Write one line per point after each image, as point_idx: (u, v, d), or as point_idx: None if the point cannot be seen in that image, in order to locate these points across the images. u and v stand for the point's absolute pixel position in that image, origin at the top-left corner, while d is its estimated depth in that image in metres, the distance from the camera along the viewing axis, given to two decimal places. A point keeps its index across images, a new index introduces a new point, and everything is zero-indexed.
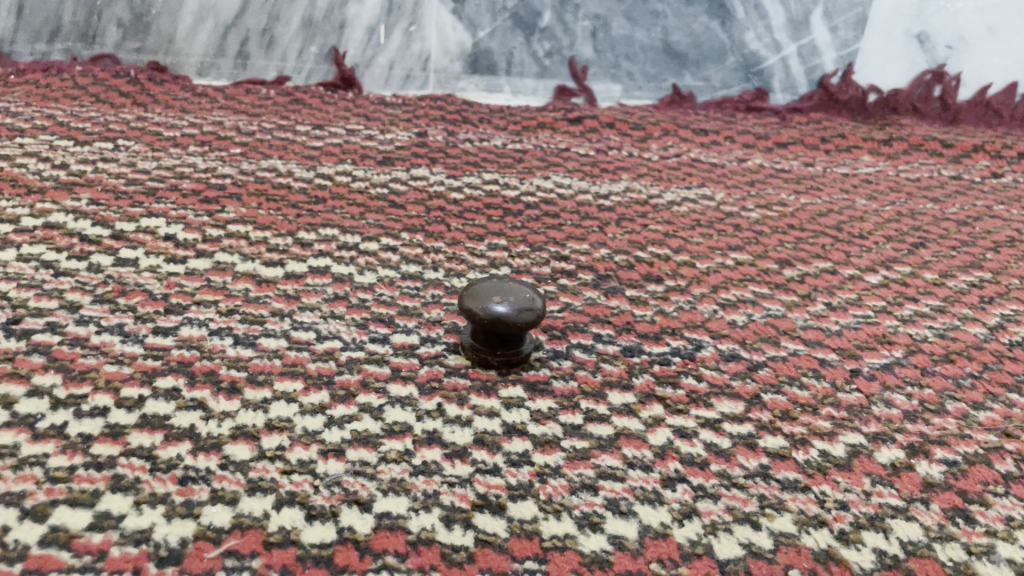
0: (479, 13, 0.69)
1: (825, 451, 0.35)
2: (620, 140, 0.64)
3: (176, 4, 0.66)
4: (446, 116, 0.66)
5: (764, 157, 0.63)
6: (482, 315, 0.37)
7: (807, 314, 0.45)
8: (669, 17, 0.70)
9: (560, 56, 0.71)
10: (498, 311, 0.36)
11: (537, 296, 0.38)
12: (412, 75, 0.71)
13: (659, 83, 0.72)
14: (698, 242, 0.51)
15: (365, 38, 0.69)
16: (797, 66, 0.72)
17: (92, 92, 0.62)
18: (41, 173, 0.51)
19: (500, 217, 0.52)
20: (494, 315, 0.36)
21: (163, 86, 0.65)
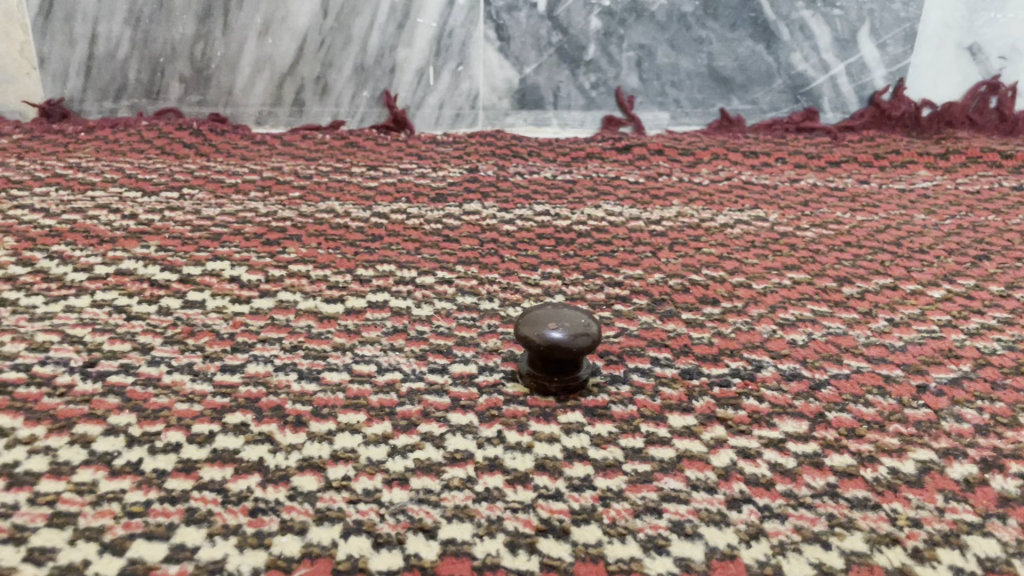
0: (525, 49, 0.70)
1: (894, 468, 0.34)
2: (669, 166, 0.65)
3: (234, 58, 0.69)
4: (496, 151, 0.67)
5: (818, 177, 0.63)
6: (538, 342, 0.37)
7: (869, 330, 0.44)
8: (714, 43, 0.70)
9: (606, 87, 0.72)
10: (553, 337, 0.37)
11: (593, 321, 0.38)
12: (462, 114, 0.73)
13: (706, 108, 0.72)
14: (754, 263, 0.51)
15: (414, 80, 0.71)
16: (846, 84, 0.71)
17: (157, 145, 0.65)
18: (112, 223, 0.53)
19: (553, 246, 0.53)
20: (550, 341, 0.37)
21: (225, 136, 0.68)
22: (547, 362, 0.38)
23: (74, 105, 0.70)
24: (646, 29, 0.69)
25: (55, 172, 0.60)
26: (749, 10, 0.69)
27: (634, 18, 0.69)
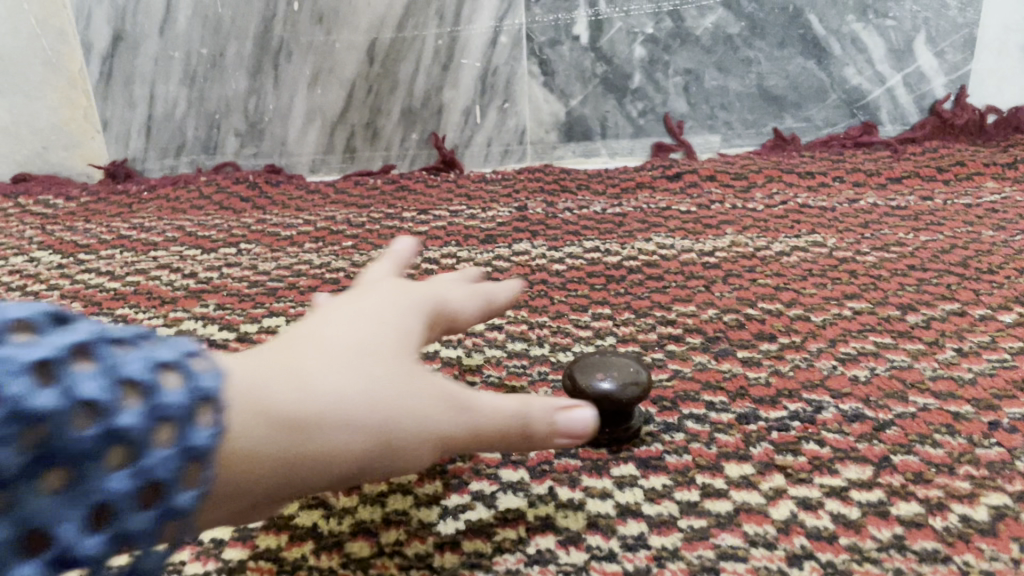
0: (570, 82, 0.70)
1: (966, 516, 0.33)
2: (722, 193, 0.63)
3: (286, 109, 0.71)
4: (545, 187, 0.67)
5: (878, 195, 0.61)
6: (586, 393, 0.36)
7: (936, 363, 0.42)
8: (763, 63, 0.68)
9: (654, 114, 0.71)
10: (601, 388, 0.36)
11: (642, 369, 0.37)
12: (511, 150, 0.73)
13: (758, 128, 0.71)
14: (812, 293, 0.49)
15: (462, 120, 0.71)
16: (905, 96, 0.69)
17: (216, 200, 0.67)
18: (173, 283, 0.55)
19: (603, 285, 0.52)
20: (599, 393, 0.36)
21: (280, 187, 0.69)
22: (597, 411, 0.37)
23: (137, 164, 0.73)
24: (692, 54, 0.68)
25: (119, 233, 0.62)
26: (798, 28, 0.67)
27: (679, 44, 0.68)
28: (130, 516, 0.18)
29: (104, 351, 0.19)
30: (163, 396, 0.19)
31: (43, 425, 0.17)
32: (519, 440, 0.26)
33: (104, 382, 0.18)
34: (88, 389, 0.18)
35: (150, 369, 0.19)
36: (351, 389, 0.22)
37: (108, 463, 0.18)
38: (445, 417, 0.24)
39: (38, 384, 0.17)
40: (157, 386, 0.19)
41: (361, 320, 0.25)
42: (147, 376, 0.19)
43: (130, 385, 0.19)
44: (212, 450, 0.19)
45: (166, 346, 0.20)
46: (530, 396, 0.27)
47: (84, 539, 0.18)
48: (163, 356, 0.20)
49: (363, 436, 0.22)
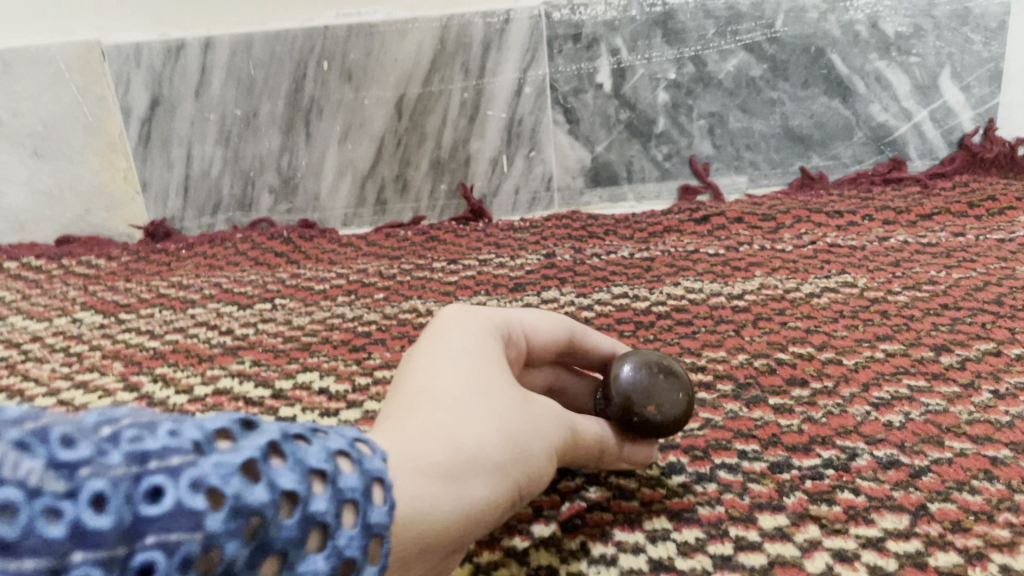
0: (594, 129, 0.71)
1: (1006, 566, 0.32)
2: (750, 234, 0.63)
3: (318, 165, 0.72)
4: (572, 234, 0.67)
5: (908, 233, 0.60)
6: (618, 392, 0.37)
7: (972, 406, 0.42)
8: (788, 103, 0.69)
9: (680, 157, 0.71)
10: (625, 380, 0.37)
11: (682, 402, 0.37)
12: (538, 197, 0.74)
13: (786, 168, 0.71)
14: (843, 335, 0.49)
15: (489, 169, 0.72)
16: (932, 130, 0.69)
17: (251, 257, 0.69)
18: (211, 341, 0.56)
19: (632, 332, 0.53)
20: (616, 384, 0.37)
21: (314, 242, 0.71)
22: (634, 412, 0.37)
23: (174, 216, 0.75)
24: (715, 97, 0.69)
25: (159, 292, 0.64)
26: (821, 67, 0.67)
27: (701, 88, 0.69)
28: None
29: (291, 449, 0.21)
30: (344, 483, 0.22)
31: (263, 516, 0.19)
32: (587, 454, 0.35)
33: (304, 477, 0.21)
34: (288, 482, 0.20)
35: (326, 463, 0.22)
36: (483, 440, 0.28)
37: (310, 549, 0.21)
38: (540, 445, 0.31)
39: (260, 481, 0.20)
40: (337, 475, 0.22)
41: (465, 372, 0.31)
42: (329, 468, 0.22)
43: (320, 478, 0.22)
44: (386, 530, 0.23)
45: (331, 440, 0.23)
46: (593, 424, 0.36)
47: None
48: (335, 450, 0.23)
49: (501, 475, 0.28)
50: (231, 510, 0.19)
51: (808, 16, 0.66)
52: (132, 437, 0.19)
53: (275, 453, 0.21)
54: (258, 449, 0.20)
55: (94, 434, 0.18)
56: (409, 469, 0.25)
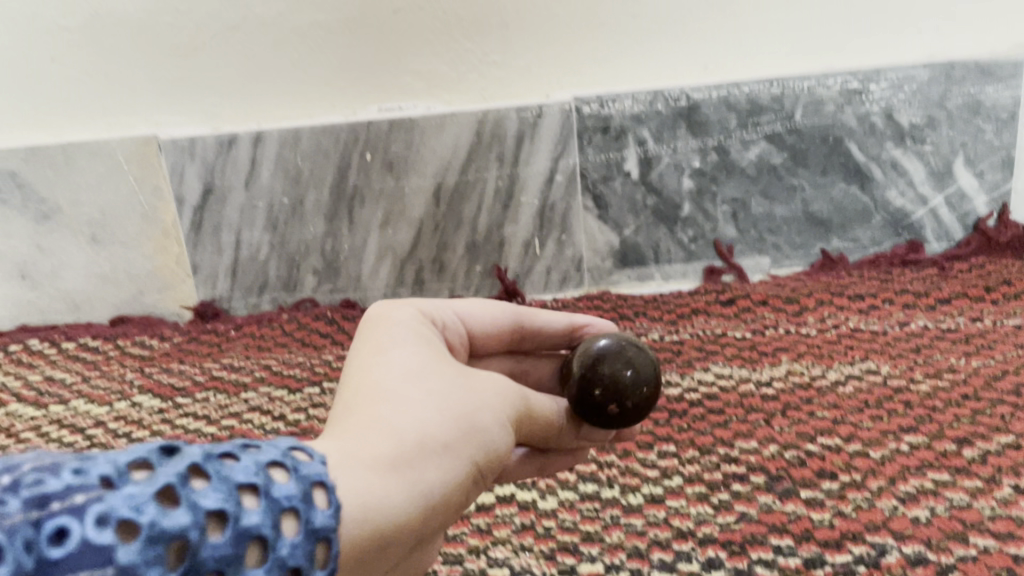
0: (623, 213, 0.74)
1: None
2: (775, 317, 0.66)
3: (360, 248, 0.76)
4: (604, 315, 0.71)
5: (928, 317, 0.63)
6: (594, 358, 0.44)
7: (994, 501, 0.44)
8: (808, 189, 0.72)
9: (705, 240, 0.75)
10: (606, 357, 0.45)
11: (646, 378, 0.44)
12: (569, 277, 0.77)
13: (807, 249, 0.74)
14: (869, 426, 0.52)
15: (522, 251, 0.76)
16: (948, 214, 0.72)
17: (298, 338, 0.72)
18: (265, 427, 0.59)
19: (666, 419, 0.55)
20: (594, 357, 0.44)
21: (356, 322, 0.74)
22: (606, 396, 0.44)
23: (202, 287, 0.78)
24: (738, 183, 0.72)
25: (212, 374, 0.68)
26: (839, 156, 0.71)
27: (725, 175, 0.72)
28: None
29: (212, 471, 0.25)
30: (277, 493, 0.26)
31: (185, 538, 0.23)
32: (545, 421, 0.41)
33: (227, 492, 0.25)
34: (211, 502, 0.24)
35: (248, 478, 0.26)
36: (426, 424, 0.33)
37: (248, 563, 0.24)
38: (486, 419, 0.35)
39: (180, 503, 0.23)
40: (268, 487, 0.26)
41: (401, 371, 0.35)
42: (255, 480, 0.26)
43: (243, 492, 0.25)
44: (330, 529, 0.27)
45: (255, 456, 0.27)
46: (544, 398, 0.42)
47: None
48: (257, 465, 0.26)
49: (451, 454, 0.33)
50: (145, 539, 0.22)
51: (826, 108, 0.69)
52: (39, 484, 0.22)
53: (196, 476, 0.25)
54: (175, 474, 0.24)
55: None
56: (354, 464, 0.30)
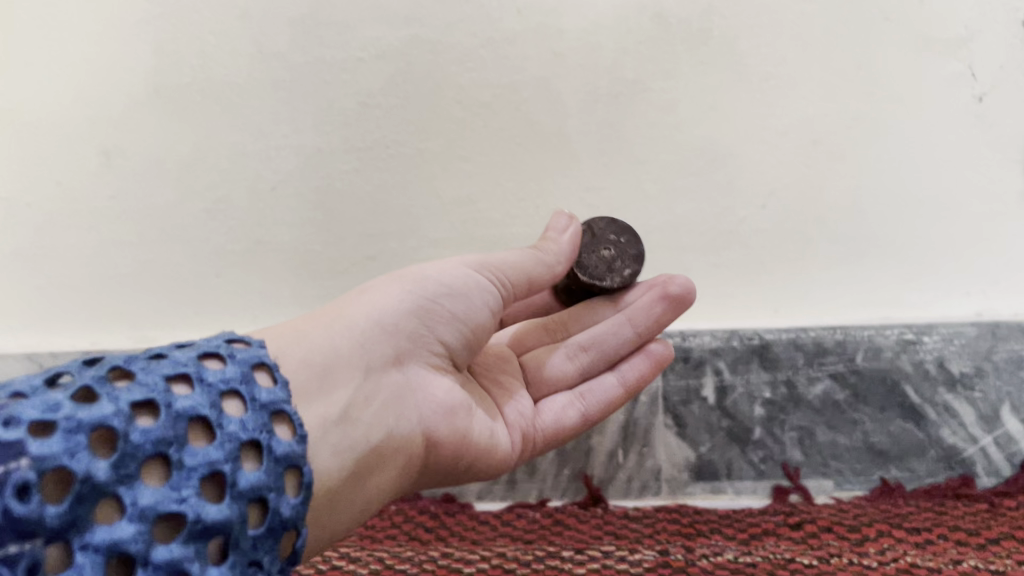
0: (699, 431, 0.83)
1: None
2: (839, 545, 0.73)
3: None
4: (681, 529, 0.78)
5: (979, 557, 0.69)
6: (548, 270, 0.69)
7: None
8: (868, 423, 0.80)
9: (774, 460, 0.82)
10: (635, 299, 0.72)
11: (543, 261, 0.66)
12: (648, 484, 0.84)
13: (867, 475, 0.81)
14: None
15: (607, 460, 0.84)
16: (996, 452, 0.78)
17: (405, 530, 0.82)
18: None
19: None
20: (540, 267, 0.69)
21: (456, 517, 0.84)
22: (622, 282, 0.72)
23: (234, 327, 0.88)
24: (804, 413, 0.81)
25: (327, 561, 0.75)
26: (896, 396, 0.79)
27: (793, 406, 0.81)
28: (216, 448, 0.40)
29: (137, 371, 0.42)
30: (203, 382, 0.43)
31: (115, 421, 0.38)
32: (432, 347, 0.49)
33: (148, 383, 0.41)
34: (140, 395, 0.40)
35: (176, 372, 0.43)
36: (310, 326, 0.56)
37: (194, 439, 0.41)
38: (341, 321, 0.57)
39: (101, 396, 0.39)
40: (196, 378, 0.43)
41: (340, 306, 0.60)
42: (184, 373, 0.43)
43: (170, 382, 0.42)
44: (270, 402, 0.45)
45: (183, 355, 0.45)
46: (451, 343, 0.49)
47: (214, 453, 0.40)
48: (185, 360, 0.44)
49: (311, 342, 0.54)
50: (64, 431, 0.36)
51: (884, 354, 0.79)
52: None
53: (122, 378, 0.42)
54: (90, 380, 0.40)
55: None
56: (279, 341, 0.53)
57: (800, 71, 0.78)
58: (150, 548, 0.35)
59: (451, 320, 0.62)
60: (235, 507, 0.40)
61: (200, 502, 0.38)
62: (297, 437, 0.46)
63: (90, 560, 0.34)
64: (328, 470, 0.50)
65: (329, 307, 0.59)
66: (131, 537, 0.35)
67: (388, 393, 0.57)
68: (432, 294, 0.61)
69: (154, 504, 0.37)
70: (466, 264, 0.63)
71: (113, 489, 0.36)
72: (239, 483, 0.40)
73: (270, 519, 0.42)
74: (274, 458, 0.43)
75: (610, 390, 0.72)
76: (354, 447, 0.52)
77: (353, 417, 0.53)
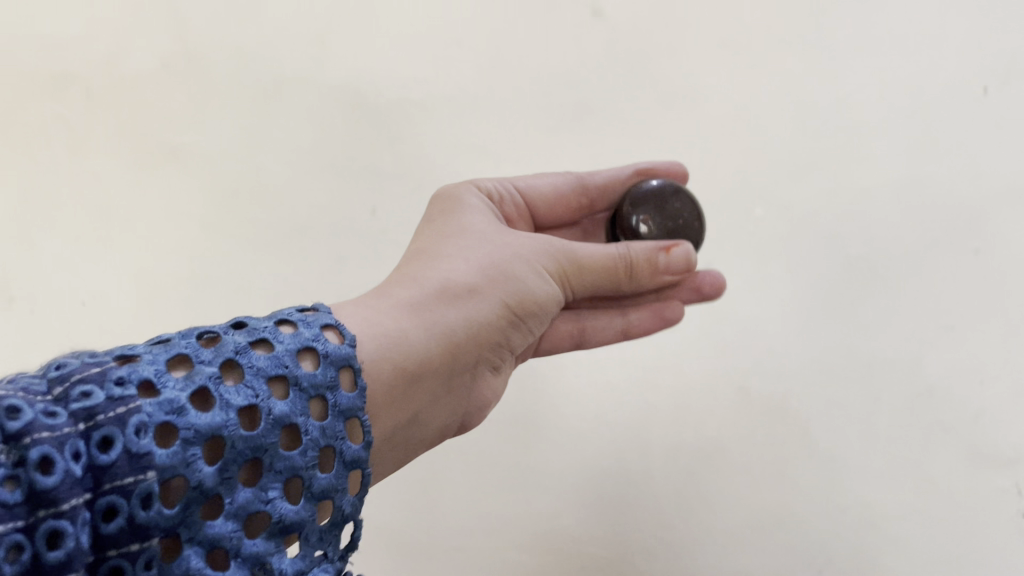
0: None
1: None
2: None
3: None
4: None
5: None
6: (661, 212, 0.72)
7: None
8: None
9: None
10: (651, 185, 0.73)
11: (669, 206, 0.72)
12: None
13: None
14: None
15: None
16: None
17: None
18: None
19: None
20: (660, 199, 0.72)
21: None
22: (643, 193, 0.72)
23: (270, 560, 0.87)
24: None
25: None
26: None
27: None
28: (298, 456, 0.43)
29: (245, 367, 0.43)
30: (296, 377, 0.45)
31: (224, 427, 0.40)
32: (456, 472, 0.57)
33: (255, 386, 0.43)
34: (241, 401, 0.41)
35: (275, 371, 0.44)
36: (413, 324, 0.57)
37: (281, 443, 0.44)
38: (444, 319, 0.59)
39: (215, 402, 0.41)
40: (292, 372, 0.45)
41: (415, 280, 0.61)
42: (283, 374, 0.44)
43: (270, 384, 0.44)
44: (349, 406, 0.47)
45: (285, 345, 0.46)
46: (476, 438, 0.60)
47: (297, 460, 0.43)
48: (285, 358, 0.45)
49: (417, 339, 0.57)
50: (181, 442, 0.38)
51: None
52: (94, 392, 0.37)
53: (230, 369, 0.43)
54: (207, 377, 0.41)
55: (109, 400, 0.37)
56: (385, 339, 0.54)
57: (876, 462, 0.84)
58: (242, 544, 0.40)
59: (522, 327, 0.67)
60: (308, 509, 0.44)
61: (282, 504, 0.42)
62: (364, 441, 0.48)
63: (196, 552, 0.38)
64: (384, 456, 0.58)
65: (427, 299, 0.59)
66: (228, 535, 0.39)
67: (456, 392, 0.63)
68: (518, 309, 0.65)
69: (246, 504, 0.40)
70: (550, 273, 0.67)
71: (216, 492, 0.39)
72: (314, 486, 0.44)
73: (334, 516, 0.46)
74: (344, 462, 0.46)
75: (611, 335, 0.76)
76: (410, 440, 0.59)
77: (418, 421, 0.59)
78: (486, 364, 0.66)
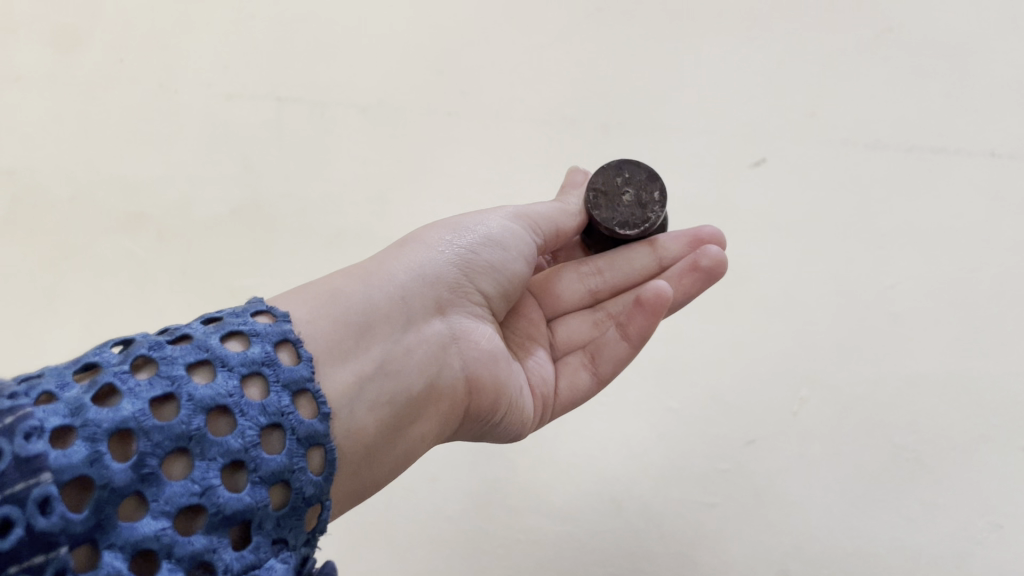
0: None
1: None
2: None
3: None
4: None
5: None
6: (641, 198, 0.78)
7: None
8: None
9: None
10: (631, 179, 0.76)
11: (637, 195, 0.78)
12: None
13: None
14: None
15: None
16: None
17: None
18: None
19: None
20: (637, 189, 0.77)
21: None
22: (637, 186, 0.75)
23: None
24: None
25: None
26: None
27: None
28: (235, 437, 0.45)
29: (160, 360, 0.45)
30: (219, 366, 0.47)
31: (132, 420, 0.42)
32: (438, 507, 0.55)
33: (169, 376, 0.45)
34: (157, 391, 0.44)
35: (196, 358, 0.47)
36: (348, 282, 0.60)
37: (212, 431, 0.45)
38: (386, 272, 0.62)
39: (122, 395, 0.43)
40: (211, 360, 0.47)
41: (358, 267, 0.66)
42: (203, 358, 0.47)
43: (191, 372, 0.46)
44: (290, 380, 0.49)
45: (205, 335, 0.48)
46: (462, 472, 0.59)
47: (233, 443, 0.44)
48: (207, 343, 0.48)
49: (358, 291, 0.59)
50: (85, 442, 0.40)
51: None
52: None
53: (146, 365, 0.46)
54: (112, 375, 0.44)
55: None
56: (315, 302, 0.57)
57: None
58: (175, 543, 0.40)
59: (489, 271, 0.67)
60: (255, 493, 0.44)
61: (220, 492, 0.43)
62: (319, 414, 0.49)
63: (116, 557, 0.39)
64: (365, 422, 0.55)
65: (366, 263, 0.64)
66: (156, 533, 0.40)
67: (429, 341, 0.62)
68: (472, 244, 0.67)
69: (175, 498, 0.42)
70: (498, 214, 0.71)
71: (134, 490, 0.41)
72: (260, 469, 0.45)
73: (292, 499, 0.47)
74: (298, 439, 0.47)
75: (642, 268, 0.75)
76: (388, 401, 0.57)
77: (389, 370, 0.58)
78: (458, 315, 0.65)
